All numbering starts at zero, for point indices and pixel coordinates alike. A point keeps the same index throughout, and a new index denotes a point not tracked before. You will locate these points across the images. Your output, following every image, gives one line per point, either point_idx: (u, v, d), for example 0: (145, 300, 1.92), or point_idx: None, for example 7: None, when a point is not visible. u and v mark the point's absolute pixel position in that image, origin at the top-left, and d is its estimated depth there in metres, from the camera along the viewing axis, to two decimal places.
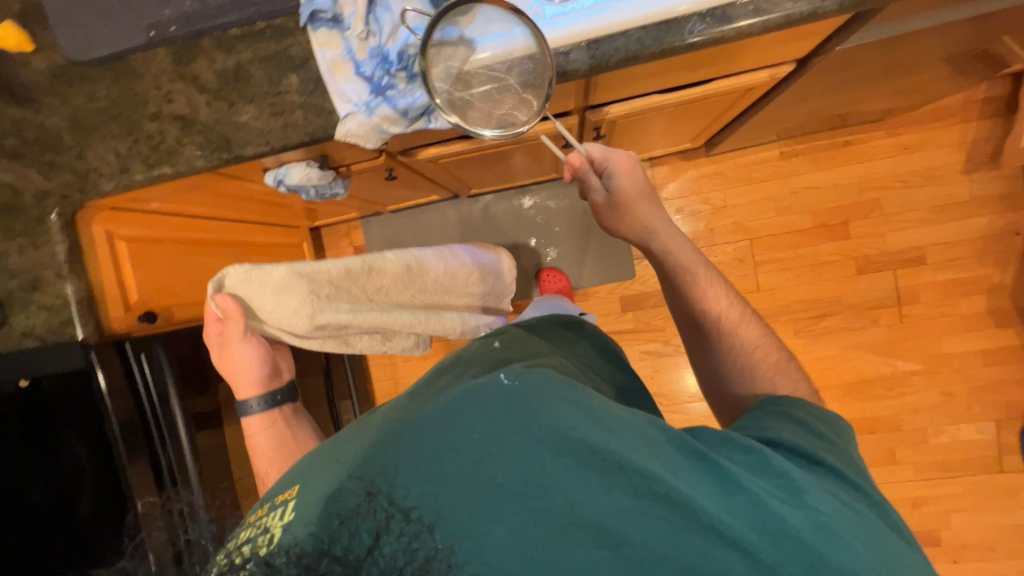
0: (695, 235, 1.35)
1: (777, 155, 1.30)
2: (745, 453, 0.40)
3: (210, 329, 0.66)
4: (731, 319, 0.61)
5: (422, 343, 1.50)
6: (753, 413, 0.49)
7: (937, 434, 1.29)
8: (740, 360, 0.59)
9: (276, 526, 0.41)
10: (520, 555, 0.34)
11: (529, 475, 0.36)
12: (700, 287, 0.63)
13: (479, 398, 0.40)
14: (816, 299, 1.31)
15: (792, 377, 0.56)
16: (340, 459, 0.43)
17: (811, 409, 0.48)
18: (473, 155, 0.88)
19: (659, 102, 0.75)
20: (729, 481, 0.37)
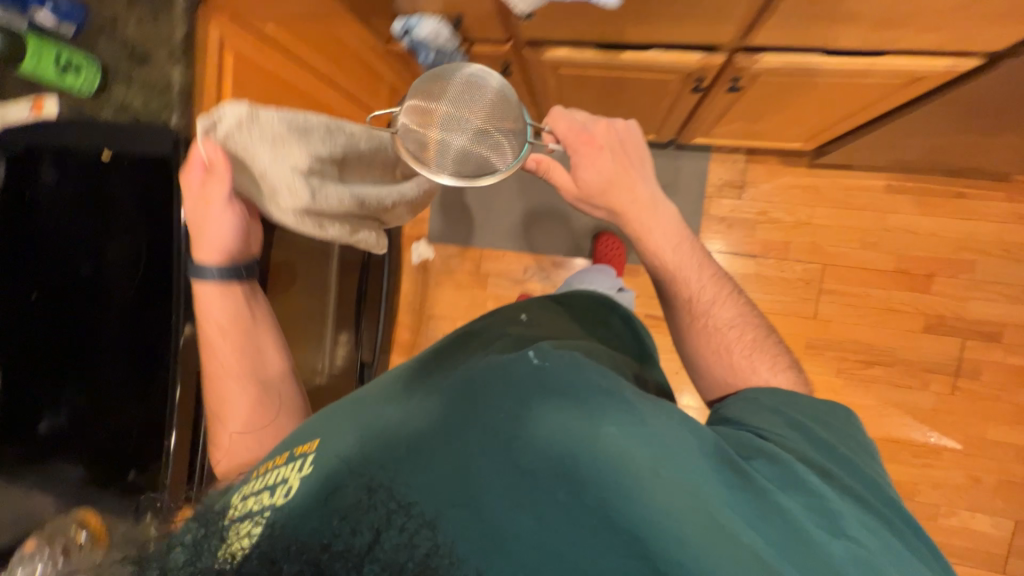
0: (769, 244, 1.28)
1: (882, 187, 1.23)
2: (771, 463, 0.42)
3: (193, 172, 0.55)
4: (707, 298, 0.64)
5: (459, 271, 1.48)
6: (749, 406, 0.52)
7: (949, 515, 1.23)
8: (720, 339, 0.62)
9: (292, 480, 0.39)
10: (544, 543, 0.34)
11: (550, 456, 0.39)
12: (672, 265, 0.65)
13: (508, 380, 0.45)
14: (871, 345, 1.25)
15: (768, 353, 0.61)
16: (334, 447, 0.42)
17: (789, 397, 0.52)
18: (595, 77, 0.83)
19: (817, 64, 0.70)
20: (753, 483, 0.39)
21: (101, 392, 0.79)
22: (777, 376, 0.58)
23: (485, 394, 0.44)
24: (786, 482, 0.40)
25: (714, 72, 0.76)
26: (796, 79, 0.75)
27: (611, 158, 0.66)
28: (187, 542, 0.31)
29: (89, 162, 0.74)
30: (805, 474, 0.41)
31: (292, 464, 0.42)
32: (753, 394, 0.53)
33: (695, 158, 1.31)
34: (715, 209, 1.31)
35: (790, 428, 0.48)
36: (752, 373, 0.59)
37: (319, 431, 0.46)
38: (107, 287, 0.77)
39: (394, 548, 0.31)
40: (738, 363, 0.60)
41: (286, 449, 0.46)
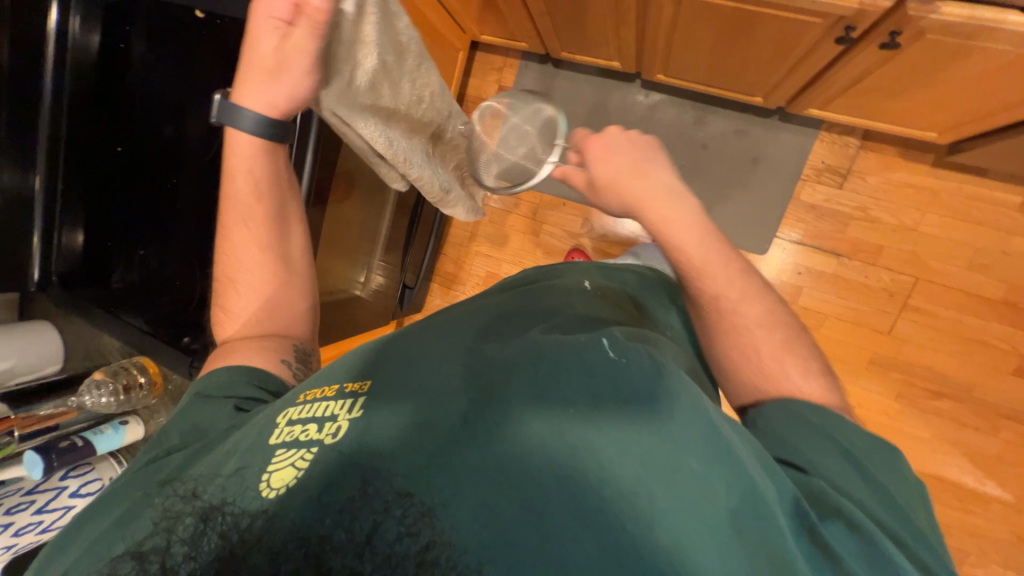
0: (859, 245, 1.16)
1: (1014, 204, 1.07)
2: (849, 532, 0.35)
3: (275, 7, 0.55)
4: (733, 292, 0.52)
5: (514, 213, 1.44)
6: (789, 421, 0.45)
7: (978, 567, 1.15)
8: (746, 339, 0.51)
9: (341, 419, 0.43)
10: (531, 553, 0.32)
11: (545, 459, 0.35)
12: (696, 253, 0.53)
13: (505, 367, 0.41)
14: (945, 376, 1.14)
15: (802, 356, 0.50)
16: (373, 404, 0.42)
17: (839, 423, 0.44)
18: (726, 10, 0.74)
19: (1012, 26, 0.58)
20: (833, 558, 0.33)
21: (168, 258, 0.82)
22: (810, 385, 0.49)
23: (553, 380, 0.38)
24: (867, 564, 0.34)
25: (871, 19, 0.66)
26: (976, 44, 0.63)
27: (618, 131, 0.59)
28: (184, 541, 0.39)
29: (185, 21, 0.74)
30: (895, 553, 0.34)
31: (340, 400, 0.45)
32: (795, 408, 0.45)
33: (800, 133, 1.17)
34: (807, 195, 1.18)
35: (847, 465, 0.40)
36: (782, 378, 0.49)
37: (372, 371, 0.47)
38: (185, 155, 0.78)
39: (394, 540, 0.34)
40: (765, 366, 0.50)
41: (336, 380, 0.48)
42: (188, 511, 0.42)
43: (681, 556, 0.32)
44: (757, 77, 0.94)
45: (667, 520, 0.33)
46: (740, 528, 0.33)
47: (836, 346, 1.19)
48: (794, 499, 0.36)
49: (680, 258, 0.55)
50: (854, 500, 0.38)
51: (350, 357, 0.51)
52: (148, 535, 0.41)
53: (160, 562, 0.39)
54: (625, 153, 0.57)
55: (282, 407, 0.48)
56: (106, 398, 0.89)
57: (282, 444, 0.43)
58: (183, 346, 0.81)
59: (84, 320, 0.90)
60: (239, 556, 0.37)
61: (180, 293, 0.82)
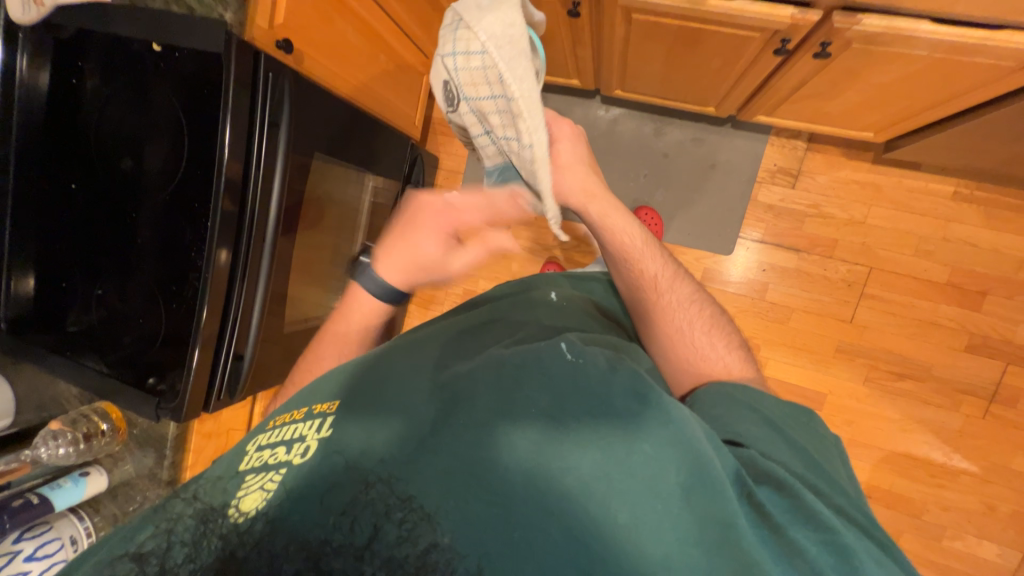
0: (816, 240, 1.22)
1: (948, 194, 1.16)
2: (778, 493, 0.43)
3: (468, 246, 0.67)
4: (665, 275, 0.70)
5: None
6: (729, 403, 0.56)
7: (954, 539, 1.20)
8: (682, 316, 0.67)
9: (309, 439, 0.43)
10: (518, 546, 0.36)
11: (526, 456, 0.40)
12: (637, 244, 0.70)
13: (485, 378, 0.46)
14: (906, 358, 1.20)
15: (722, 331, 0.68)
16: (351, 419, 0.44)
17: (749, 392, 0.57)
18: (672, 27, 0.79)
19: (926, 34, 0.64)
20: (768, 516, 0.41)
21: (129, 295, 0.79)
22: (731, 354, 0.65)
23: (521, 387, 0.45)
24: (796, 516, 0.41)
25: (804, 32, 0.71)
26: (897, 50, 0.69)
27: (585, 151, 0.69)
28: (186, 541, 0.36)
29: (140, 54, 0.73)
30: (814, 501, 0.42)
31: (309, 422, 0.45)
32: (721, 383, 0.59)
33: (752, 139, 1.24)
34: (764, 196, 1.25)
35: (775, 437, 0.50)
36: (710, 349, 0.65)
37: (343, 389, 0.49)
38: (145, 188, 0.76)
39: (394, 544, 0.35)
40: (699, 340, 0.66)
41: (305, 404, 0.49)
42: (188, 513, 0.38)
43: (642, 532, 0.38)
44: (707, 89, 1.00)
45: (633, 497, 0.39)
46: (693, 498, 0.39)
47: (804, 336, 1.24)
48: (735, 470, 0.43)
49: (626, 246, 0.70)
50: (781, 463, 0.47)
51: (316, 386, 0.52)
52: (148, 535, 0.37)
53: (160, 564, 0.35)
54: (577, 169, 0.68)
55: (251, 437, 0.47)
56: (63, 449, 0.82)
57: (250, 470, 0.41)
58: (148, 388, 0.78)
59: (36, 366, 0.85)
60: (240, 558, 0.35)
61: (144, 331, 0.79)
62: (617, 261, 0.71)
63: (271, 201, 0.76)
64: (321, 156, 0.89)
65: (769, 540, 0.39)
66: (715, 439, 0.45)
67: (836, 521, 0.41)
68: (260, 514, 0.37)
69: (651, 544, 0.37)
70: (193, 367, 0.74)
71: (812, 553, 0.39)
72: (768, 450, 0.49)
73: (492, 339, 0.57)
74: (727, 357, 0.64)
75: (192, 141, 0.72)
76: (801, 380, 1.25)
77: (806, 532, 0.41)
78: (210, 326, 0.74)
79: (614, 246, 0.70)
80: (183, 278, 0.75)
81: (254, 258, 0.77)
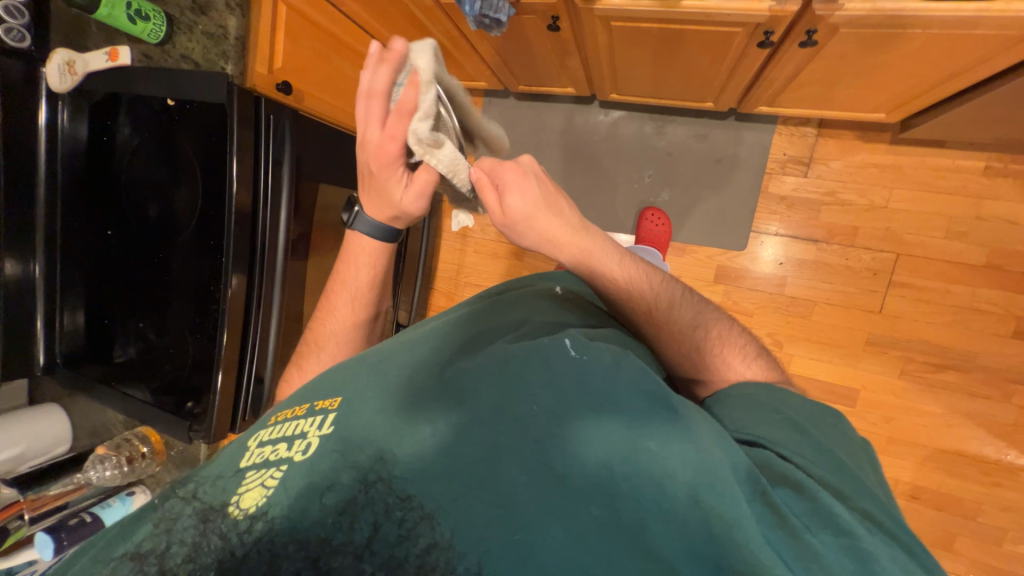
0: (835, 229, 1.17)
1: (978, 169, 1.08)
2: (796, 495, 0.41)
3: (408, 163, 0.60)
4: (663, 305, 0.65)
5: (498, 241, 1.47)
6: (752, 404, 0.54)
7: (1017, 542, 1.11)
8: (692, 343, 0.64)
9: (311, 436, 0.45)
10: (518, 544, 0.37)
11: (524, 453, 0.40)
12: (624, 278, 0.65)
13: (483, 377, 0.46)
14: (945, 347, 1.13)
15: (736, 345, 0.65)
16: (352, 421, 0.46)
17: (779, 394, 0.55)
18: (651, 31, 0.79)
19: (915, 11, 0.62)
20: (782, 516, 0.39)
21: (162, 328, 0.86)
22: (751, 371, 0.62)
23: (523, 385, 0.44)
24: (812, 519, 0.40)
25: (787, 22, 0.70)
26: (886, 31, 0.67)
27: (538, 189, 0.62)
28: (185, 541, 0.39)
29: (159, 108, 0.79)
30: (831, 505, 0.40)
31: (310, 418, 0.48)
32: (744, 391, 0.56)
33: (757, 130, 1.21)
34: (775, 187, 1.21)
35: (798, 440, 0.48)
36: (727, 368, 0.62)
37: (341, 389, 0.50)
38: (171, 229, 0.83)
39: (394, 543, 0.37)
40: (715, 361, 0.63)
41: (306, 401, 0.51)
42: (187, 511, 0.41)
43: (643, 531, 0.37)
44: (700, 86, 0.98)
45: (635, 498, 0.38)
46: (702, 500, 0.38)
47: (829, 330, 1.18)
48: (750, 470, 0.41)
49: (612, 283, 0.65)
50: (801, 466, 0.45)
51: (317, 382, 0.53)
52: (146, 534, 0.40)
53: (159, 563, 0.38)
54: (540, 212, 0.61)
55: (253, 432, 0.49)
56: (111, 471, 0.91)
57: (252, 466, 0.44)
58: (187, 412, 0.84)
59: (87, 398, 0.93)
60: (239, 556, 0.38)
61: (177, 360, 0.86)
62: (607, 297, 0.66)
63: (280, 231, 0.81)
64: (328, 185, 0.96)
65: (781, 543, 0.37)
66: (725, 438, 0.43)
67: (854, 523, 0.39)
68: (260, 514, 0.40)
69: (652, 544, 0.37)
70: (218, 389, 0.80)
71: (827, 556, 0.37)
72: (792, 454, 0.47)
73: (496, 334, 0.57)
74: (747, 375, 0.61)
75: (206, 184, 0.79)
76: (830, 376, 1.19)
77: (824, 537, 0.38)
78: (231, 351, 0.80)
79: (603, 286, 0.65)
80: (206, 308, 0.81)
81: (267, 284, 0.82)
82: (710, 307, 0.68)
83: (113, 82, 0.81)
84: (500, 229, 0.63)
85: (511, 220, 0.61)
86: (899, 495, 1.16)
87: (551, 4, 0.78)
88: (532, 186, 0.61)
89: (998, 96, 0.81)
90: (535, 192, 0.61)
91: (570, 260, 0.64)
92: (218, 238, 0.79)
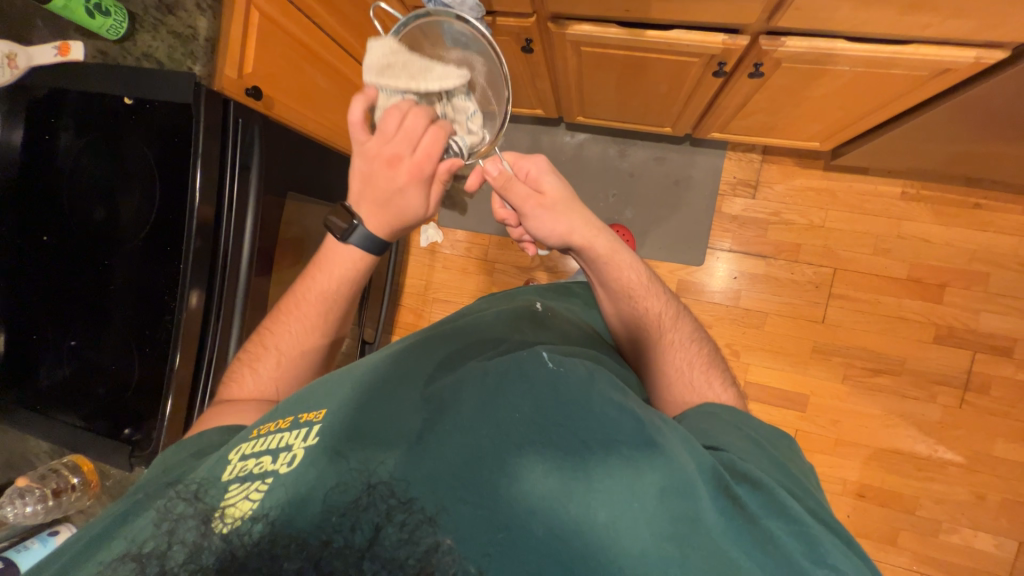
0: (780, 245, 1.27)
1: (897, 195, 1.23)
2: (753, 491, 0.42)
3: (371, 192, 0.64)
4: (669, 316, 0.69)
5: (467, 257, 1.47)
6: (715, 418, 0.55)
7: (950, 532, 1.20)
8: (684, 355, 0.66)
9: (296, 448, 0.41)
10: (520, 545, 0.35)
11: (515, 455, 0.38)
12: (643, 282, 0.69)
13: (464, 384, 0.44)
14: (879, 353, 1.24)
15: (719, 369, 0.67)
16: (340, 428, 0.42)
17: (742, 416, 0.56)
18: (617, 57, 0.85)
19: (844, 51, 0.71)
20: (744, 508, 0.40)
21: (101, 345, 0.78)
22: (727, 392, 0.64)
23: (502, 392, 0.41)
24: (768, 510, 0.41)
25: (737, 55, 0.78)
26: (823, 68, 0.76)
27: (568, 193, 0.68)
28: (186, 541, 0.34)
29: (113, 107, 0.75)
30: (785, 498, 0.41)
31: (295, 431, 0.43)
32: (710, 409, 0.58)
33: (710, 154, 1.31)
34: (728, 207, 1.30)
35: (756, 450, 0.49)
36: (708, 389, 0.63)
37: (325, 400, 0.46)
38: (118, 235, 0.76)
39: (395, 545, 0.33)
40: (698, 380, 0.64)
41: (292, 413, 0.46)
42: (190, 513, 0.37)
43: (619, 528, 0.36)
44: (661, 111, 1.06)
45: (610, 497, 0.37)
46: (670, 498, 0.37)
47: (780, 339, 1.27)
48: (713, 468, 0.41)
49: (630, 281, 0.69)
50: (758, 468, 0.46)
51: (303, 392, 0.49)
52: (149, 536, 0.36)
53: (159, 564, 0.33)
54: (567, 213, 0.67)
55: (234, 445, 0.45)
56: (32, 507, 0.79)
57: (235, 479, 0.40)
58: (123, 438, 0.76)
59: (4, 424, 0.82)
60: (240, 556, 0.33)
61: (116, 381, 0.78)
62: (618, 293, 0.70)
63: (244, 246, 0.78)
64: (295, 195, 0.92)
65: (749, 536, 0.38)
66: (689, 440, 0.43)
67: (806, 514, 0.41)
68: (260, 515, 0.36)
69: (640, 545, 0.36)
70: (166, 409, 0.73)
71: (784, 541, 0.39)
72: (748, 458, 0.47)
73: (476, 347, 0.55)
74: (724, 396, 0.63)
75: (163, 189, 0.74)
76: (782, 383, 1.27)
77: (781, 524, 0.40)
78: (184, 371, 0.74)
79: (615, 282, 0.69)
80: (155, 320, 0.75)
81: (227, 300, 0.77)
82: (708, 338, 0.71)
83: (63, 79, 0.76)
84: (529, 211, 0.66)
85: (540, 203, 0.66)
86: (848, 494, 1.24)
87: (526, 27, 0.82)
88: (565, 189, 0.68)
89: (909, 129, 0.93)
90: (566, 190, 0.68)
91: (601, 248, 0.68)
92: (176, 245, 0.74)
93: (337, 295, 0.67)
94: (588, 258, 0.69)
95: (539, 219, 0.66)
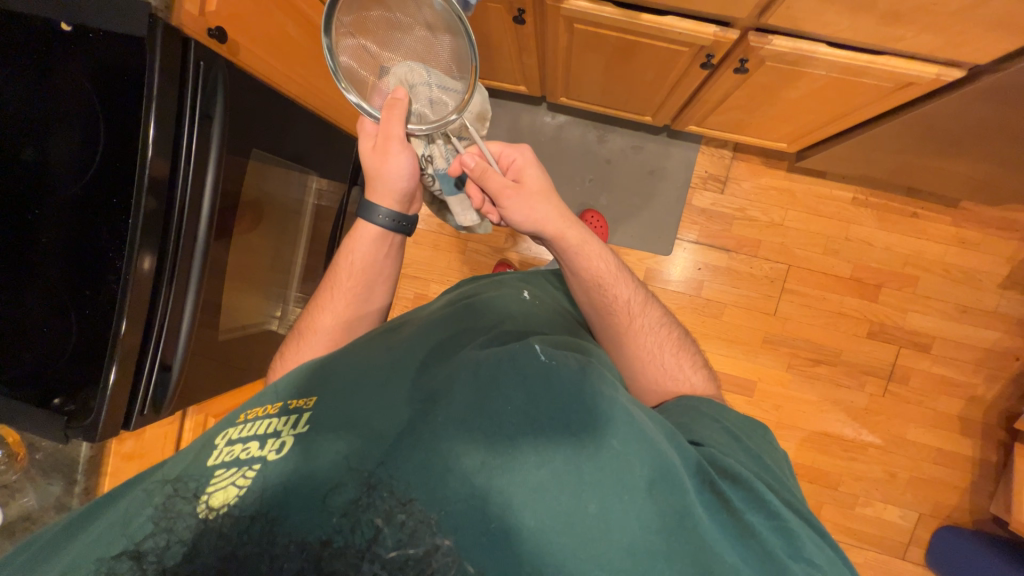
0: (742, 240, 1.34)
1: (849, 200, 1.32)
2: (734, 485, 0.45)
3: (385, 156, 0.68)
4: (638, 301, 0.70)
5: (439, 233, 1.44)
6: (690, 414, 0.57)
7: (865, 505, 1.35)
8: (654, 339, 0.68)
9: (285, 435, 0.41)
10: (519, 541, 0.35)
11: (511, 450, 0.38)
12: (613, 271, 0.69)
13: (454, 377, 0.44)
14: (820, 345, 1.35)
15: (689, 351, 0.70)
16: (329, 423, 0.41)
17: (719, 407, 0.59)
18: (609, 37, 0.84)
19: (824, 55, 0.74)
20: (728, 502, 0.42)
21: (26, 308, 0.69)
22: (698, 376, 0.68)
23: (494, 385, 0.42)
24: (748, 504, 0.44)
25: (725, 49, 0.79)
26: (803, 71, 0.79)
27: (539, 175, 0.70)
28: (185, 539, 0.34)
29: (46, 33, 0.65)
30: (764, 491, 0.44)
31: (284, 417, 0.43)
32: (691, 401, 0.60)
33: (684, 147, 1.34)
34: (698, 200, 1.35)
35: (732, 443, 0.52)
36: (679, 370, 0.68)
37: (314, 388, 0.46)
38: (47, 185, 0.67)
39: (395, 546, 0.33)
40: (670, 365, 0.68)
41: (278, 398, 0.46)
42: (191, 502, 0.36)
43: (613, 524, 0.37)
44: (643, 100, 1.08)
45: (602, 491, 0.37)
46: (659, 493, 0.39)
47: (736, 329, 1.35)
48: (698, 463, 0.44)
49: (601, 270, 0.68)
50: (737, 460, 0.49)
51: (290, 377, 0.49)
52: (146, 533, 0.35)
53: (160, 564, 0.33)
54: (540, 199, 0.68)
55: (220, 428, 0.44)
56: None
57: (221, 465, 0.39)
58: (54, 407, 0.70)
59: None
60: (240, 557, 0.33)
61: (46, 348, 0.69)
62: (589, 282, 0.68)
63: (204, 204, 0.72)
64: (260, 152, 0.85)
65: (728, 527, 0.41)
66: (675, 436, 0.45)
67: (782, 507, 0.44)
68: (255, 513, 0.35)
69: (634, 541, 0.36)
70: (110, 380, 0.67)
71: (764, 535, 0.42)
72: (729, 451, 0.50)
73: (467, 334, 0.55)
74: (695, 379, 0.67)
75: (107, 134, 0.66)
76: (733, 369, 1.36)
77: (758, 517, 0.43)
78: (131, 338, 0.68)
79: (587, 273, 0.68)
80: (98, 282, 0.67)
81: (182, 265, 0.72)
82: (677, 321, 0.74)
83: None
84: (508, 199, 0.66)
85: (520, 192, 0.66)
86: None
87: None
88: (535, 171, 0.69)
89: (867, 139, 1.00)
90: (537, 175, 0.69)
91: (573, 237, 0.68)
92: (124, 198, 0.66)
93: (354, 274, 0.73)
94: (563, 250, 0.68)
95: (520, 207, 0.66)
